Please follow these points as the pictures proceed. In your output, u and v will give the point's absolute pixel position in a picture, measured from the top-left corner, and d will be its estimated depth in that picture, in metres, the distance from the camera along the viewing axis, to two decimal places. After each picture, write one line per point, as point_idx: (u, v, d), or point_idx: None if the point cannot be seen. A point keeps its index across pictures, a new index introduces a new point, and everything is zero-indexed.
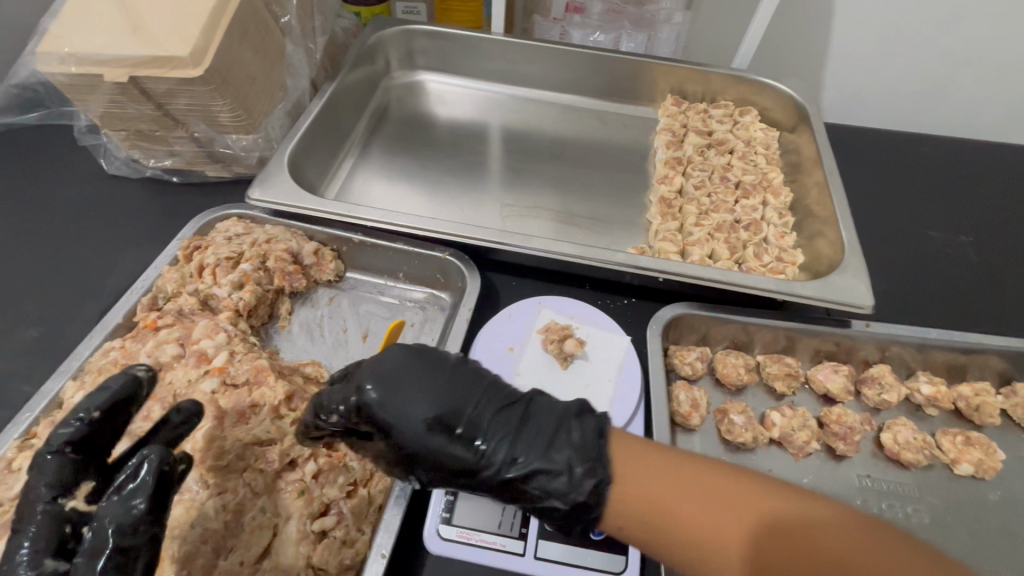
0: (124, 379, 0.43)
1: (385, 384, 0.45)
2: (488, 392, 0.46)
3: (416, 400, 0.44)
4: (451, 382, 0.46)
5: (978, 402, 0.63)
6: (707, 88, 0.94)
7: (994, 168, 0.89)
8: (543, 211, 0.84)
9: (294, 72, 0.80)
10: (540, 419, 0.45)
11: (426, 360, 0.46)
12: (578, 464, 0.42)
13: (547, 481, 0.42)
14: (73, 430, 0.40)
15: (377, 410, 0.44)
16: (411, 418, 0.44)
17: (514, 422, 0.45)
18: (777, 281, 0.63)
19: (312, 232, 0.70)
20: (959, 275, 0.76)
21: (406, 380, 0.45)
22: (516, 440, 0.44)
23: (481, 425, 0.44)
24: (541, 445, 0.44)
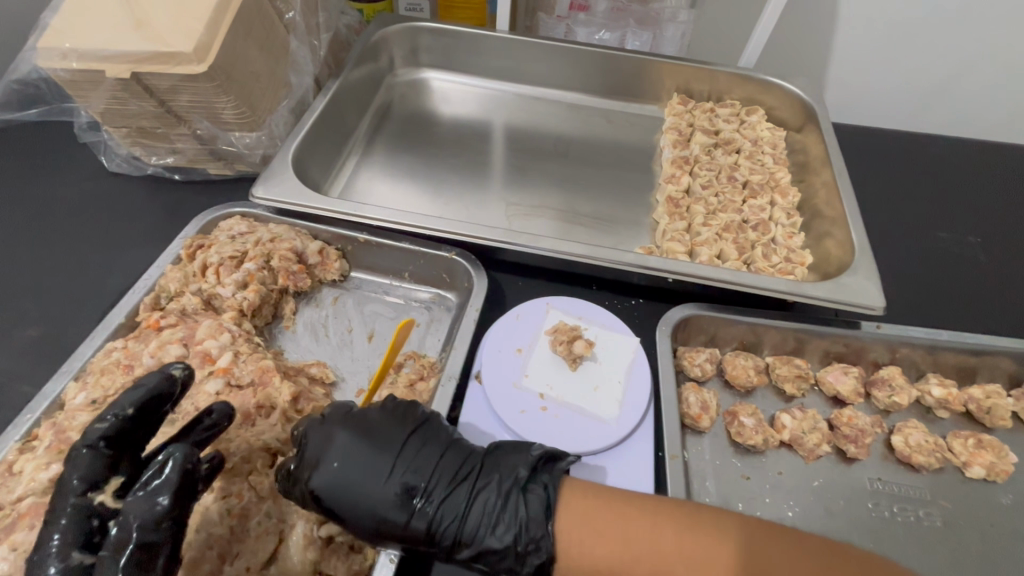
0: (156, 377, 0.45)
1: (343, 466, 0.46)
2: (446, 463, 0.48)
3: (376, 479, 0.46)
4: (408, 463, 0.47)
5: (989, 404, 0.62)
6: (713, 87, 0.94)
7: (1001, 169, 0.89)
8: (549, 210, 0.83)
9: (298, 69, 0.79)
10: (492, 487, 0.48)
11: (382, 440, 0.48)
12: (531, 534, 0.45)
13: (502, 550, 0.46)
14: (108, 426, 0.42)
15: (334, 493, 0.45)
16: (372, 498, 0.45)
17: (467, 501, 0.47)
18: (788, 282, 0.62)
19: (317, 231, 0.69)
20: (968, 276, 0.75)
21: (362, 460, 0.47)
22: (469, 518, 0.46)
23: (441, 498, 0.46)
24: (499, 512, 0.46)
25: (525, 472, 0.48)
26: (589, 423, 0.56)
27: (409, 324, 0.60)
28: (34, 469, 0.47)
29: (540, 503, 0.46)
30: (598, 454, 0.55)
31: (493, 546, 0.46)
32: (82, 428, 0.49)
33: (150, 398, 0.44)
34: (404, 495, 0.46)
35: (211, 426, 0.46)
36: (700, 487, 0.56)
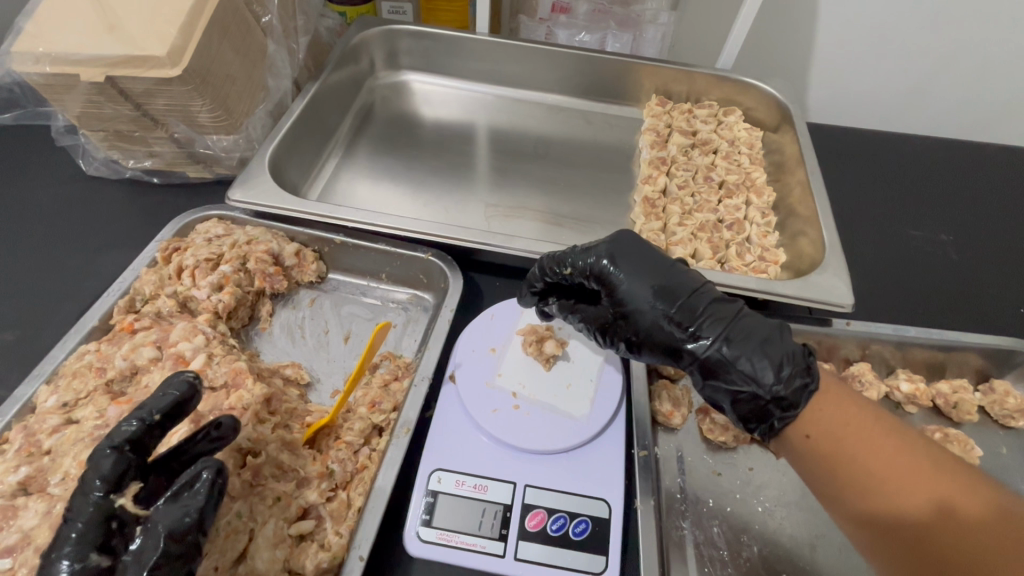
0: (182, 384, 0.45)
1: (628, 261, 0.55)
2: (700, 293, 0.53)
3: (638, 279, 0.54)
4: (648, 270, 0.55)
5: (956, 399, 0.63)
6: (691, 88, 0.95)
7: (974, 168, 0.90)
8: (528, 210, 0.84)
9: (277, 72, 0.79)
10: (750, 324, 0.51)
11: (640, 254, 0.56)
12: (786, 366, 0.48)
13: (743, 369, 0.49)
14: (134, 429, 0.41)
15: (615, 278, 0.55)
16: (641, 297, 0.54)
17: (646, 294, 0.54)
18: (758, 280, 0.63)
19: (294, 233, 0.69)
20: (937, 273, 0.76)
21: (644, 262, 0.55)
22: (643, 310, 0.54)
23: (696, 316, 0.51)
24: (754, 344, 0.50)
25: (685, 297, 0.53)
26: (561, 421, 0.56)
27: (386, 327, 0.62)
28: (3, 472, 0.47)
29: (796, 355, 0.49)
30: (570, 450, 0.55)
31: (723, 357, 0.50)
32: (52, 431, 0.50)
33: (178, 405, 0.44)
34: (705, 309, 0.52)
35: (220, 438, 0.45)
36: (672, 483, 0.57)
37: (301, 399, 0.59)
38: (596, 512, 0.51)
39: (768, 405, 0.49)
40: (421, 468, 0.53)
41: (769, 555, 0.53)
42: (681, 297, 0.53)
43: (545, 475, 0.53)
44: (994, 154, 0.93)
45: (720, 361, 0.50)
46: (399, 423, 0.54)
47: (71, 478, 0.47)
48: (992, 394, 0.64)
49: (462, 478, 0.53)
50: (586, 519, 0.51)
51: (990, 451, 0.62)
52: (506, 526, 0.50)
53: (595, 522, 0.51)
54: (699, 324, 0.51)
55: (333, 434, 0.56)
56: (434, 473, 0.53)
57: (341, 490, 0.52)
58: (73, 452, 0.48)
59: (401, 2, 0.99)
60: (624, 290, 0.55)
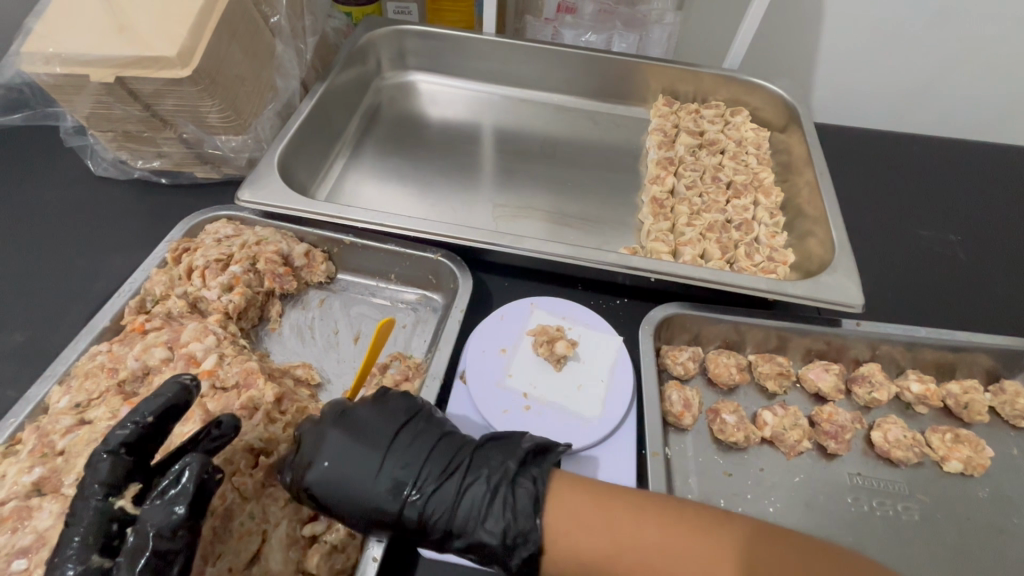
0: (174, 386, 0.44)
1: (336, 447, 0.48)
2: (474, 469, 0.49)
3: (364, 472, 0.47)
4: (400, 454, 0.49)
5: (966, 399, 0.63)
6: (698, 88, 0.95)
7: (981, 168, 0.90)
8: (536, 210, 0.84)
9: (285, 72, 0.79)
10: (477, 489, 0.48)
11: (372, 433, 0.49)
12: (511, 529, 0.46)
13: (494, 546, 0.46)
14: (129, 433, 0.41)
15: (310, 476, 0.46)
16: (350, 480, 0.47)
17: (454, 493, 0.47)
18: (769, 281, 0.63)
19: (303, 234, 0.69)
20: (946, 273, 0.76)
21: (348, 452, 0.48)
22: (461, 508, 0.47)
23: (455, 497, 0.47)
24: (492, 511, 0.47)
25: (514, 465, 0.48)
26: (572, 422, 0.56)
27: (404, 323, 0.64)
28: (17, 472, 0.47)
29: (529, 501, 0.47)
30: (579, 452, 0.55)
31: (497, 552, 0.46)
32: (65, 431, 0.50)
33: (172, 407, 0.43)
34: (479, 484, 0.48)
35: (220, 437, 0.45)
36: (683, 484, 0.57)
37: (312, 400, 0.59)
38: None
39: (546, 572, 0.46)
40: None
41: None
42: (478, 469, 0.49)
43: None
44: (1002, 154, 0.92)
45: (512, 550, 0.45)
46: None
47: None
48: (1002, 394, 0.64)
49: None
50: None
51: (1002, 452, 0.62)
52: None
53: None
54: (478, 526, 0.46)
55: None
56: None
57: None
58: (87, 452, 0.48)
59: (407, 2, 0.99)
60: (416, 505, 0.47)
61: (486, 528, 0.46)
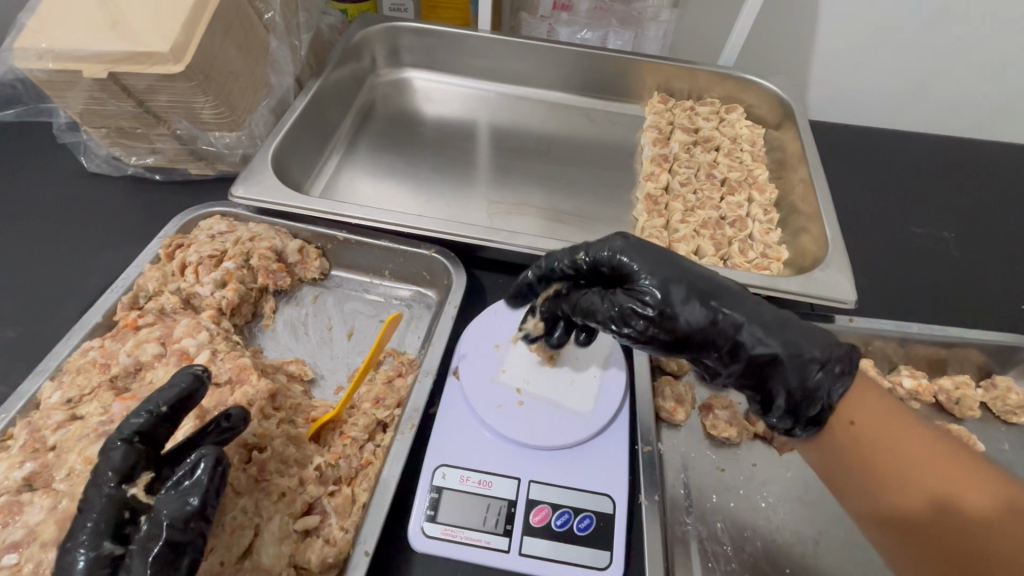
0: (187, 376, 0.44)
1: (642, 252, 0.50)
2: (761, 296, 0.49)
3: (666, 273, 0.48)
4: (682, 275, 0.48)
5: (958, 395, 0.64)
6: (693, 85, 0.95)
7: (974, 165, 0.91)
8: (531, 208, 0.84)
9: (279, 69, 0.79)
10: (784, 310, 0.49)
11: (647, 253, 0.50)
12: (829, 351, 0.47)
13: (804, 363, 0.47)
14: (144, 422, 0.41)
15: (636, 270, 0.49)
16: (673, 293, 0.47)
17: (764, 315, 0.47)
18: (762, 277, 0.63)
19: (297, 230, 0.69)
20: (939, 270, 0.77)
21: (655, 252, 0.50)
22: (764, 327, 0.47)
23: (737, 308, 0.47)
24: (798, 334, 0.47)
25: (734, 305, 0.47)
26: (565, 417, 0.56)
27: (397, 318, 0.64)
28: (7, 468, 0.47)
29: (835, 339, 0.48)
30: (573, 446, 0.55)
31: (786, 363, 0.47)
32: (57, 427, 0.50)
33: (187, 395, 0.43)
34: (762, 299, 0.49)
35: (230, 429, 0.45)
36: (675, 480, 0.57)
37: (305, 396, 0.59)
38: (601, 507, 0.52)
39: (819, 393, 0.47)
40: (425, 463, 0.53)
41: (772, 550, 0.54)
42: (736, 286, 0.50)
43: (549, 471, 0.53)
44: (995, 152, 0.93)
45: (806, 369, 0.46)
46: (405, 418, 0.54)
47: (75, 473, 0.47)
48: (994, 390, 0.65)
49: (467, 474, 0.53)
50: (590, 515, 0.51)
51: (993, 447, 0.63)
52: (510, 521, 0.51)
53: (599, 517, 0.51)
54: (766, 333, 0.47)
55: (338, 429, 0.56)
56: (438, 469, 0.53)
57: (346, 485, 0.52)
58: (78, 447, 0.48)
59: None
60: (728, 327, 0.47)
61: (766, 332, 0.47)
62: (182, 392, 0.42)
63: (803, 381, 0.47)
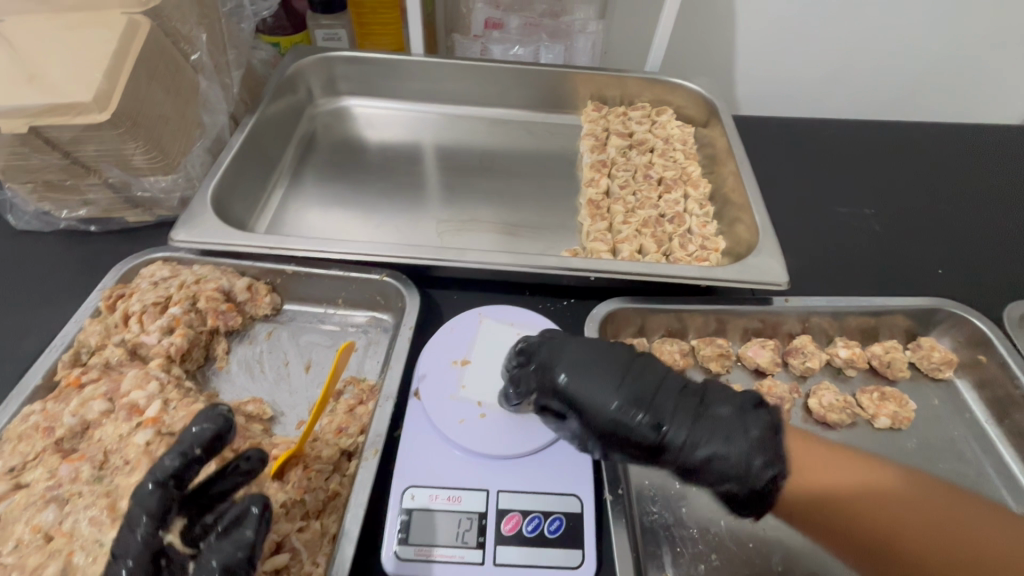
0: (215, 417, 0.43)
1: (574, 363, 0.53)
2: (698, 397, 0.52)
3: (593, 382, 0.51)
4: (617, 375, 0.52)
5: (888, 358, 0.68)
6: (624, 91, 0.99)
7: (884, 145, 0.98)
8: (480, 222, 0.86)
9: (212, 108, 0.79)
10: (718, 408, 0.50)
11: (593, 351, 0.54)
12: (759, 455, 0.47)
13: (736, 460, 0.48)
14: (176, 467, 0.41)
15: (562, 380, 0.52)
16: (595, 399, 0.51)
17: (692, 408, 0.50)
18: (700, 268, 0.67)
19: (244, 268, 0.69)
20: (862, 244, 0.82)
21: (586, 361, 0.53)
22: (695, 427, 0.49)
23: (663, 413, 0.50)
24: (723, 440, 0.48)
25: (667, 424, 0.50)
26: (527, 424, 0.57)
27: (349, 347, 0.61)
28: None
29: (767, 438, 0.48)
30: (538, 453, 0.56)
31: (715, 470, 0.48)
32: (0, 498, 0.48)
33: (214, 435, 0.43)
34: (689, 397, 0.52)
35: (251, 469, 0.44)
36: (639, 471, 0.59)
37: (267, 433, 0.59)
38: (570, 508, 0.53)
39: (750, 500, 0.47)
40: (393, 487, 0.53)
41: (736, 527, 0.56)
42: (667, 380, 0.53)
43: (517, 479, 0.54)
44: (900, 132, 1.01)
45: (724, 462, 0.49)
46: (368, 445, 0.54)
47: (25, 544, 0.45)
48: (920, 350, 0.70)
49: (436, 492, 0.53)
50: (561, 516, 0.52)
51: (925, 403, 0.67)
52: (482, 533, 0.51)
53: (569, 518, 0.52)
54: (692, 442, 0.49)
55: (301, 463, 0.55)
56: (407, 490, 0.53)
57: (315, 518, 0.52)
58: (25, 517, 0.46)
59: (335, 29, 0.99)
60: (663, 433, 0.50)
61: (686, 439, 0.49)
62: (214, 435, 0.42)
63: (733, 487, 0.48)
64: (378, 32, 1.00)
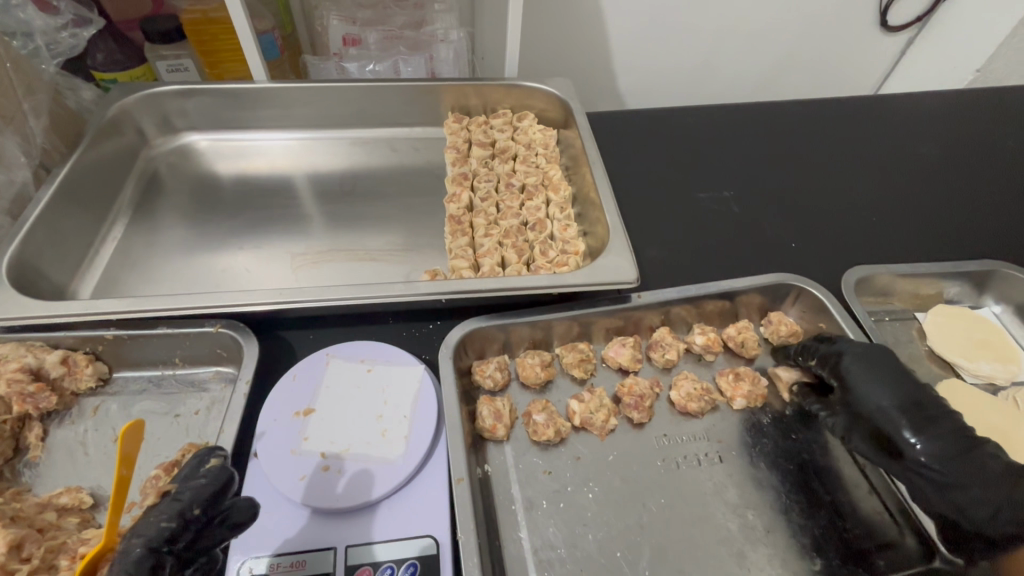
0: (213, 475, 0.47)
1: (859, 357, 0.61)
2: (857, 365, 0.61)
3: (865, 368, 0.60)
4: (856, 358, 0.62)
5: (742, 339, 0.70)
6: (484, 101, 0.98)
7: (739, 128, 1.02)
8: (341, 252, 0.82)
9: (8, 165, 0.71)
10: (862, 370, 0.60)
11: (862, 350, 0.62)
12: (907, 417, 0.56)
13: (904, 435, 0.56)
14: (173, 527, 0.43)
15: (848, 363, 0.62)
16: (871, 396, 0.58)
17: (856, 377, 0.60)
18: (551, 276, 0.66)
19: (55, 340, 0.62)
20: (721, 228, 0.85)
21: (867, 360, 0.61)
22: (867, 383, 0.59)
23: (848, 385, 0.60)
24: (878, 390, 0.58)
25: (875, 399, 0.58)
26: (375, 469, 0.54)
27: (137, 424, 0.45)
28: None
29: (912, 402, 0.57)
30: (388, 497, 0.53)
31: (900, 435, 0.56)
32: None
33: (214, 492, 0.46)
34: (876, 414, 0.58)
35: (234, 523, 0.46)
36: (505, 494, 0.58)
37: (83, 526, 0.53)
38: (424, 551, 0.50)
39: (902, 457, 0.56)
40: (228, 566, 0.49)
41: (602, 537, 0.55)
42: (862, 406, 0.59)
43: (364, 531, 0.51)
44: (754, 113, 1.05)
45: (924, 464, 0.54)
46: None
47: None
48: (771, 326, 0.72)
49: (277, 560, 0.49)
50: (414, 562, 0.50)
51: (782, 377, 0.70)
52: None
53: (423, 562, 0.50)
54: (910, 409, 0.57)
55: None
56: (244, 564, 0.49)
57: None
58: None
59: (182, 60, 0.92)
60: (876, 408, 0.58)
61: (931, 414, 0.56)
62: (218, 490, 0.46)
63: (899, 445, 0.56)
64: (227, 61, 0.94)
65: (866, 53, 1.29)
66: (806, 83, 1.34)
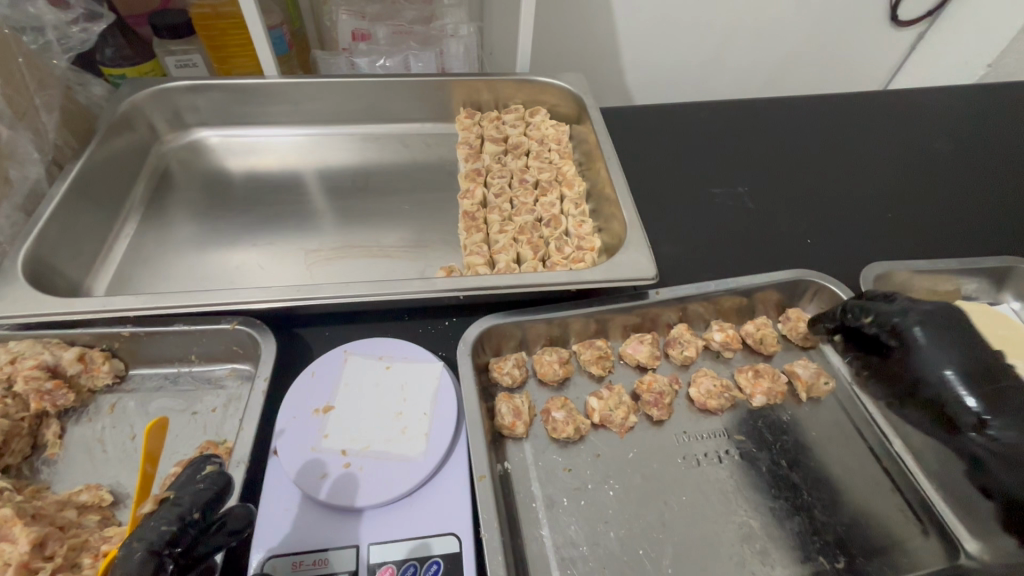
0: (213, 478, 0.45)
1: (929, 321, 0.61)
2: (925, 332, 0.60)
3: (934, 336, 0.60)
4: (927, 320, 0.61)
5: (760, 335, 0.70)
6: (496, 96, 0.97)
7: (752, 123, 1.01)
8: (354, 248, 0.82)
9: (22, 160, 0.70)
10: (930, 337, 0.60)
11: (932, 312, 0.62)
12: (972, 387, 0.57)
13: (969, 407, 0.57)
14: (175, 530, 0.41)
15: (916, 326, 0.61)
16: (937, 361, 0.59)
17: (924, 345, 0.60)
18: (569, 272, 0.65)
19: (71, 337, 0.61)
20: (736, 224, 0.85)
21: (939, 325, 0.60)
22: (935, 349, 0.59)
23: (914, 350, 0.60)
24: (944, 359, 0.59)
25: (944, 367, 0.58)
26: (396, 467, 0.54)
27: (161, 423, 0.46)
28: None
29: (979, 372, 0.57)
30: (410, 495, 0.53)
31: (968, 405, 0.57)
32: None
33: (213, 495, 0.44)
34: (946, 380, 0.58)
35: (234, 528, 0.44)
36: (526, 491, 0.57)
37: (103, 525, 0.53)
38: (447, 549, 0.50)
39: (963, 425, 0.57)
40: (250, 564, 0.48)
41: (625, 536, 0.55)
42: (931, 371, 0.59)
43: (387, 529, 0.51)
44: (767, 108, 1.05)
45: (989, 435, 0.55)
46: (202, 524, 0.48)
47: None
48: (789, 322, 0.72)
49: (300, 558, 0.49)
50: (438, 560, 0.49)
51: None
52: None
53: (446, 560, 0.49)
54: (978, 380, 0.57)
55: None
56: (266, 563, 0.48)
57: None
58: None
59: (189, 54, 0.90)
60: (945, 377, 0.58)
61: (1000, 384, 0.57)
62: (218, 494, 0.44)
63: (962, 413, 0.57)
64: (235, 55, 0.93)
65: (878, 48, 1.28)
66: (817, 78, 1.33)
